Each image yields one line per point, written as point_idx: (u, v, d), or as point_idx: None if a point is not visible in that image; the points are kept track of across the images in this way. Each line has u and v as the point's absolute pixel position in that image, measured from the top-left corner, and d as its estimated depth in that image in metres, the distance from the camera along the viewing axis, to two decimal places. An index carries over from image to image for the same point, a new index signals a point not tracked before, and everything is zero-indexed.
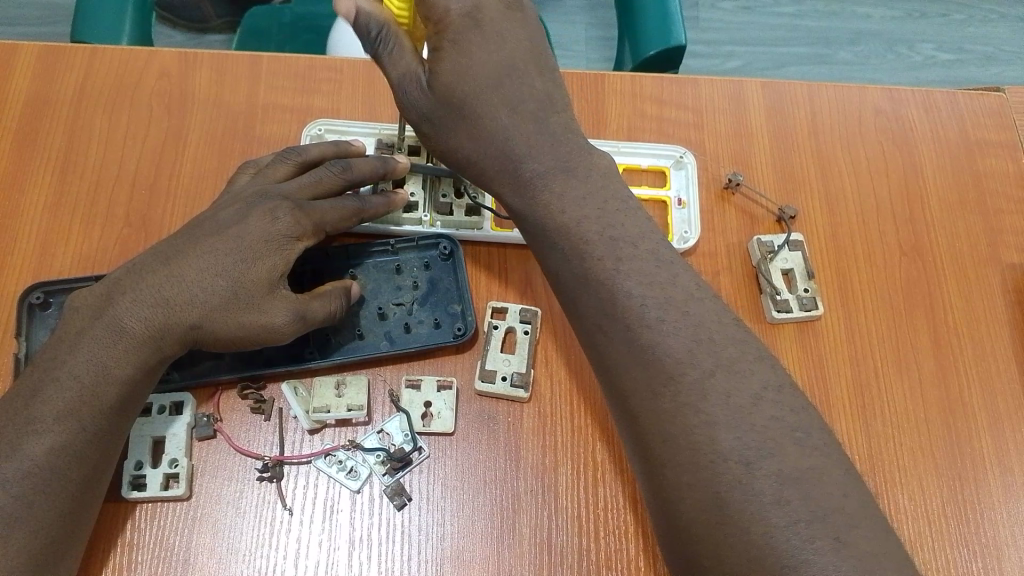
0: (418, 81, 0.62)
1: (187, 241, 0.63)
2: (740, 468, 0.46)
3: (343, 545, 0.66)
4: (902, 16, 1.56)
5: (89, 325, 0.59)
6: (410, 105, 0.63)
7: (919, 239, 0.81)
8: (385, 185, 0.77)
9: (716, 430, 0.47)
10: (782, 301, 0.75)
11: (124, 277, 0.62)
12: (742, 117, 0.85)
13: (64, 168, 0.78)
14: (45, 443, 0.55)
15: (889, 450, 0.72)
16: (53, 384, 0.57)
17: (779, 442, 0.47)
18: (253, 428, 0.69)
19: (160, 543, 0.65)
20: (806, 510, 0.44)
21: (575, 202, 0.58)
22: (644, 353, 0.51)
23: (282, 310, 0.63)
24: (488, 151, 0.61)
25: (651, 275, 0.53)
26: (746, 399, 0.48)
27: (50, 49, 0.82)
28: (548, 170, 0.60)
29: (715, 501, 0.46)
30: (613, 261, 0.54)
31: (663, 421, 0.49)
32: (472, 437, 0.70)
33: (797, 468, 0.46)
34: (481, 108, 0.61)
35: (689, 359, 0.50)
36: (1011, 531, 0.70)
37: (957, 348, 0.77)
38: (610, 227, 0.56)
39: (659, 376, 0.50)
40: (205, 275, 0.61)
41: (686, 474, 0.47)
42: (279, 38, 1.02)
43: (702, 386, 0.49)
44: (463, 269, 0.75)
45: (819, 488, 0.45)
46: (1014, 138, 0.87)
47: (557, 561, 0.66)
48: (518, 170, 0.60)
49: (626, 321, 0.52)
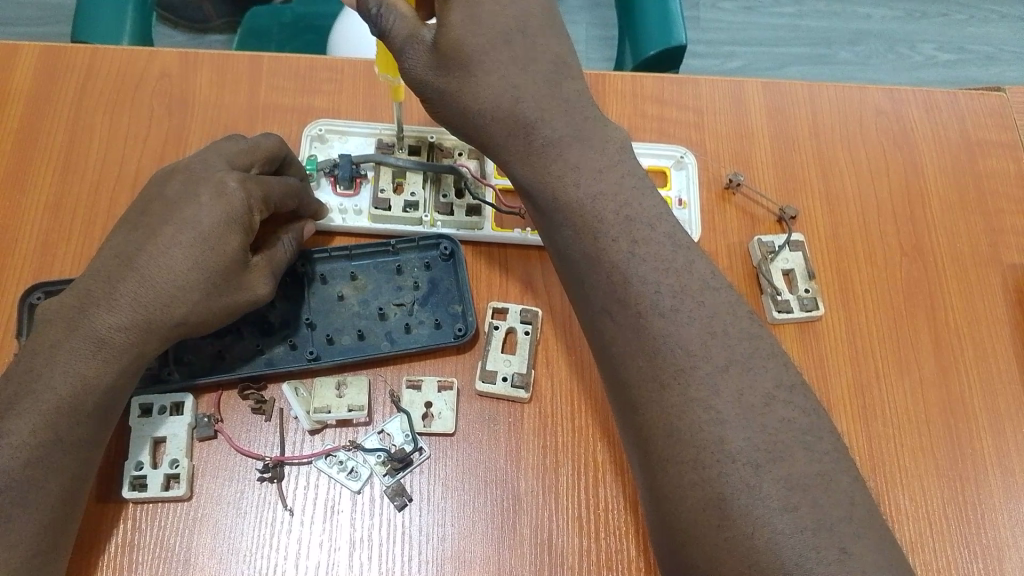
0: (422, 42, 0.59)
1: (154, 246, 0.61)
2: (749, 469, 0.46)
3: (343, 545, 0.66)
4: (903, 16, 1.56)
5: (64, 335, 0.59)
6: (416, 75, 0.60)
7: (919, 239, 0.81)
8: (386, 189, 0.78)
9: (726, 428, 0.47)
10: (782, 301, 0.76)
11: (93, 286, 0.60)
12: (742, 117, 0.85)
13: (64, 168, 0.78)
14: (22, 457, 0.55)
15: (890, 451, 0.72)
16: (29, 397, 0.57)
17: (789, 446, 0.47)
18: (254, 429, 0.69)
19: (160, 544, 0.65)
20: (812, 517, 0.44)
21: (588, 175, 0.57)
22: (654, 343, 0.51)
23: (261, 278, 0.66)
24: (496, 125, 0.59)
25: (660, 262, 0.53)
26: (757, 399, 0.48)
27: (51, 49, 0.82)
28: (557, 141, 0.58)
29: (717, 500, 0.46)
30: (625, 244, 0.54)
31: (670, 416, 0.49)
32: (472, 438, 0.70)
33: (805, 474, 0.46)
34: (489, 94, 0.59)
35: (702, 352, 0.50)
36: (1011, 531, 0.70)
37: (957, 347, 0.77)
38: (626, 205, 0.55)
39: (669, 367, 0.50)
40: (174, 275, 0.61)
41: (692, 471, 0.47)
42: (279, 38, 1.02)
43: (714, 382, 0.49)
44: (464, 270, 0.75)
45: (823, 494, 0.45)
46: (1015, 138, 0.87)
47: (557, 561, 0.66)
48: (528, 139, 0.59)
49: (638, 308, 0.52)
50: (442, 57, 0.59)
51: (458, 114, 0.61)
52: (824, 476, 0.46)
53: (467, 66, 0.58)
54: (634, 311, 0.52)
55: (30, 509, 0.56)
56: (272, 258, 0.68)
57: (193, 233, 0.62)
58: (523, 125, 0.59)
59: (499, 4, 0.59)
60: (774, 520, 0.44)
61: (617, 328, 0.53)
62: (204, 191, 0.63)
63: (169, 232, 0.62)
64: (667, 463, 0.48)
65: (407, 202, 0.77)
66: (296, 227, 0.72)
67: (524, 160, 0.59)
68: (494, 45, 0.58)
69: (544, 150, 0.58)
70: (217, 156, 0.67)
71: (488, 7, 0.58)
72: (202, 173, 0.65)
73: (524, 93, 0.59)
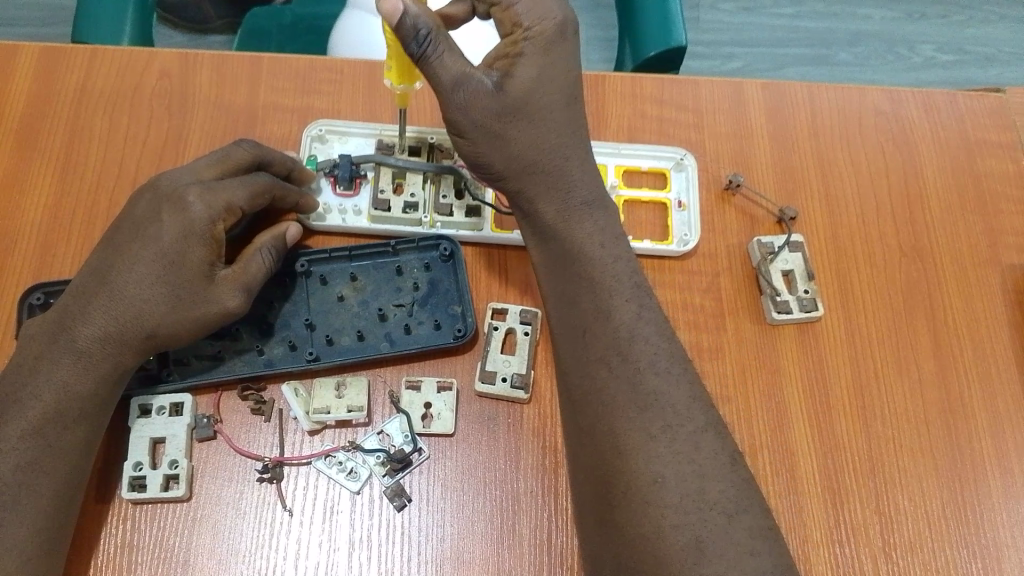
0: (480, 84, 0.63)
1: (127, 258, 0.63)
2: (723, 517, 0.51)
3: (342, 545, 0.66)
4: (903, 16, 1.56)
5: (46, 347, 0.61)
6: (464, 114, 0.63)
7: (919, 240, 0.81)
8: (386, 189, 0.78)
9: (705, 480, 0.52)
10: (782, 301, 0.75)
11: (72, 303, 0.63)
12: (742, 117, 0.85)
13: (63, 169, 0.78)
14: (10, 462, 0.57)
15: (889, 451, 0.72)
16: (16, 405, 0.59)
17: (752, 500, 0.53)
18: (253, 429, 0.69)
19: (160, 543, 0.65)
20: (771, 562, 0.50)
21: (610, 239, 0.65)
22: (648, 398, 0.56)
23: (230, 292, 0.65)
24: (542, 174, 0.66)
25: (658, 329, 0.60)
26: (726, 459, 0.54)
27: (51, 50, 0.82)
28: (591, 199, 0.66)
29: (696, 544, 0.50)
30: (635, 305, 0.61)
31: (655, 464, 0.53)
32: (472, 438, 0.70)
33: (764, 525, 0.52)
34: (547, 147, 0.66)
35: (686, 413, 0.56)
36: (1010, 532, 0.70)
37: (957, 348, 0.77)
38: (636, 275, 0.63)
39: (657, 422, 0.55)
40: (143, 287, 0.62)
41: (674, 515, 0.51)
42: (280, 38, 1.02)
43: (695, 439, 0.54)
44: (463, 270, 0.75)
45: (777, 547, 0.51)
46: (1014, 139, 0.87)
47: (556, 562, 0.66)
48: (567, 195, 0.66)
49: (636, 364, 0.58)
50: (504, 103, 0.64)
51: (500, 159, 0.65)
52: (774, 529, 0.53)
53: (526, 113, 0.65)
54: (632, 366, 0.57)
55: (21, 513, 0.56)
56: (246, 271, 0.67)
57: (156, 250, 0.63)
58: (564, 183, 0.66)
59: (564, 68, 0.66)
60: (741, 564, 0.49)
61: (611, 378, 0.57)
62: (164, 210, 0.64)
63: (134, 249, 0.63)
64: (648, 503, 0.51)
65: (407, 203, 0.77)
66: (276, 232, 0.71)
67: (559, 212, 0.65)
68: (557, 106, 0.66)
69: (582, 209, 0.66)
70: (188, 170, 0.68)
71: (557, 66, 0.65)
72: (168, 189, 0.65)
73: (571, 152, 0.67)
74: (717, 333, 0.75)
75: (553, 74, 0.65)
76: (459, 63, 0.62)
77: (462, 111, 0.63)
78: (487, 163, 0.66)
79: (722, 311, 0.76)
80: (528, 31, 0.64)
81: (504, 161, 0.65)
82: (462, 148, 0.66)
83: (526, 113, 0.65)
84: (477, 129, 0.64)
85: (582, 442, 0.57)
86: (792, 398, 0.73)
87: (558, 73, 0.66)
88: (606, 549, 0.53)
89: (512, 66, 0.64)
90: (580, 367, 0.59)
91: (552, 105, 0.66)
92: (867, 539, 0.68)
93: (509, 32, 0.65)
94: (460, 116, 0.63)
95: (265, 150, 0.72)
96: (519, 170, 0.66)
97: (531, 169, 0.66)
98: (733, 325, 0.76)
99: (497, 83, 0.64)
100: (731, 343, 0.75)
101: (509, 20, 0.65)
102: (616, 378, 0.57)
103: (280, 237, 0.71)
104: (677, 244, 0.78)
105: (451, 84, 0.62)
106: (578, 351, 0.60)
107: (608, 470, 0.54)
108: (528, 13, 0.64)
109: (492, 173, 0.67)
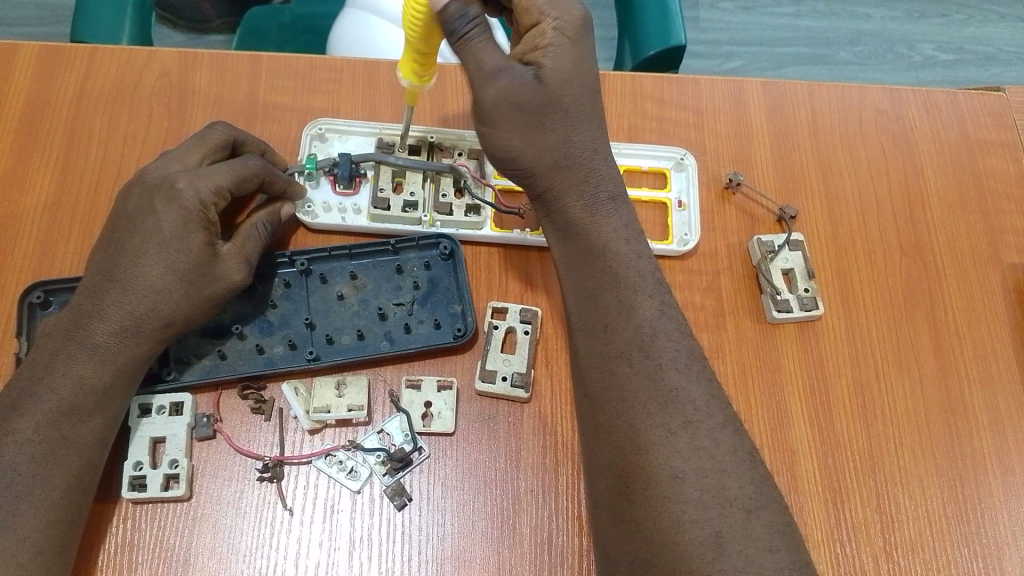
0: (516, 76, 0.63)
1: (131, 252, 0.63)
2: (741, 513, 0.51)
3: (343, 545, 0.66)
4: (902, 16, 1.56)
5: (62, 344, 0.61)
6: (496, 102, 0.63)
7: (919, 239, 0.81)
8: (386, 189, 0.78)
9: (722, 476, 0.52)
10: (782, 300, 0.75)
11: (84, 303, 0.62)
12: (743, 116, 0.85)
13: (65, 167, 0.78)
14: (25, 453, 0.57)
15: (890, 450, 0.72)
16: (32, 398, 0.59)
17: (768, 496, 0.53)
18: (253, 428, 0.69)
19: (160, 543, 0.65)
20: (789, 558, 0.49)
21: (630, 236, 0.65)
22: (664, 395, 0.56)
23: (236, 266, 0.66)
24: (573, 168, 0.66)
25: (678, 325, 0.60)
26: (743, 455, 0.54)
27: (53, 49, 0.82)
28: (613, 194, 0.66)
29: (713, 538, 0.50)
30: (655, 302, 0.61)
31: (673, 460, 0.53)
32: (472, 437, 0.70)
33: (781, 521, 0.52)
34: (579, 140, 0.66)
35: (704, 408, 0.56)
36: (1012, 531, 0.70)
37: (957, 346, 0.77)
38: (647, 270, 0.63)
39: (675, 419, 0.55)
40: (152, 276, 0.62)
41: (691, 510, 0.51)
42: (279, 38, 1.02)
43: (713, 435, 0.54)
44: (464, 270, 0.75)
45: (795, 544, 0.51)
46: (1015, 138, 0.87)
47: (556, 561, 0.66)
48: (595, 189, 0.66)
49: (656, 360, 0.58)
50: (540, 96, 0.64)
51: (532, 153, 0.65)
52: (791, 525, 0.52)
53: (560, 106, 0.65)
54: (652, 362, 0.58)
55: (36, 504, 0.56)
56: (245, 246, 0.68)
57: (158, 241, 0.63)
58: (592, 176, 0.66)
59: (589, 62, 0.66)
60: (759, 559, 0.49)
61: (632, 373, 0.57)
62: (157, 199, 0.64)
63: (137, 243, 0.63)
64: (667, 499, 0.51)
65: (407, 202, 0.77)
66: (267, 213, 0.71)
67: (582, 208, 0.65)
68: (585, 98, 0.66)
69: (608, 203, 0.66)
70: (172, 161, 0.67)
71: (585, 59, 0.65)
72: (156, 180, 0.65)
73: (599, 146, 0.67)
74: (717, 332, 0.75)
75: (579, 67, 0.65)
76: (493, 52, 0.62)
77: (496, 100, 0.63)
78: (518, 157, 0.65)
79: (723, 310, 0.76)
80: (556, 22, 0.63)
81: (534, 155, 0.65)
82: (491, 143, 0.65)
83: (563, 107, 0.65)
84: (509, 122, 0.64)
85: (600, 438, 0.57)
86: (792, 396, 0.73)
87: (588, 66, 0.66)
88: (623, 545, 0.53)
89: (542, 59, 0.64)
90: (597, 365, 0.60)
91: (584, 97, 0.66)
92: (868, 538, 0.68)
93: (536, 22, 0.64)
94: (491, 107, 0.63)
95: (239, 132, 0.72)
96: (549, 165, 0.66)
97: (562, 162, 0.66)
98: (733, 323, 0.76)
99: (531, 76, 0.64)
100: (732, 343, 0.75)
101: (534, 10, 0.64)
102: (626, 376, 0.58)
103: (274, 218, 0.72)
104: (677, 244, 0.78)
105: (485, 73, 0.62)
106: (597, 347, 0.60)
107: (625, 465, 0.54)
108: (553, 5, 0.63)
109: (521, 167, 0.66)
